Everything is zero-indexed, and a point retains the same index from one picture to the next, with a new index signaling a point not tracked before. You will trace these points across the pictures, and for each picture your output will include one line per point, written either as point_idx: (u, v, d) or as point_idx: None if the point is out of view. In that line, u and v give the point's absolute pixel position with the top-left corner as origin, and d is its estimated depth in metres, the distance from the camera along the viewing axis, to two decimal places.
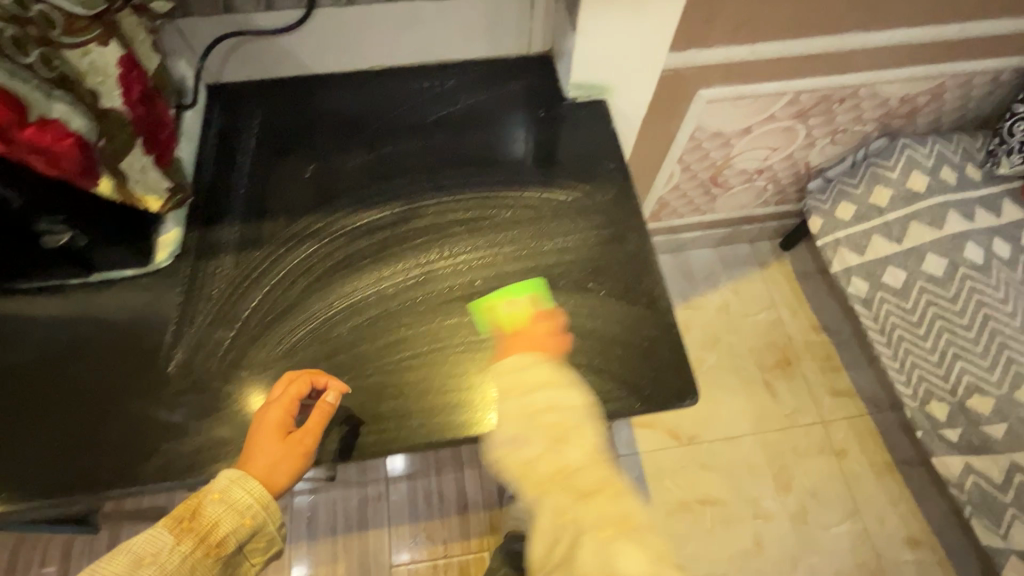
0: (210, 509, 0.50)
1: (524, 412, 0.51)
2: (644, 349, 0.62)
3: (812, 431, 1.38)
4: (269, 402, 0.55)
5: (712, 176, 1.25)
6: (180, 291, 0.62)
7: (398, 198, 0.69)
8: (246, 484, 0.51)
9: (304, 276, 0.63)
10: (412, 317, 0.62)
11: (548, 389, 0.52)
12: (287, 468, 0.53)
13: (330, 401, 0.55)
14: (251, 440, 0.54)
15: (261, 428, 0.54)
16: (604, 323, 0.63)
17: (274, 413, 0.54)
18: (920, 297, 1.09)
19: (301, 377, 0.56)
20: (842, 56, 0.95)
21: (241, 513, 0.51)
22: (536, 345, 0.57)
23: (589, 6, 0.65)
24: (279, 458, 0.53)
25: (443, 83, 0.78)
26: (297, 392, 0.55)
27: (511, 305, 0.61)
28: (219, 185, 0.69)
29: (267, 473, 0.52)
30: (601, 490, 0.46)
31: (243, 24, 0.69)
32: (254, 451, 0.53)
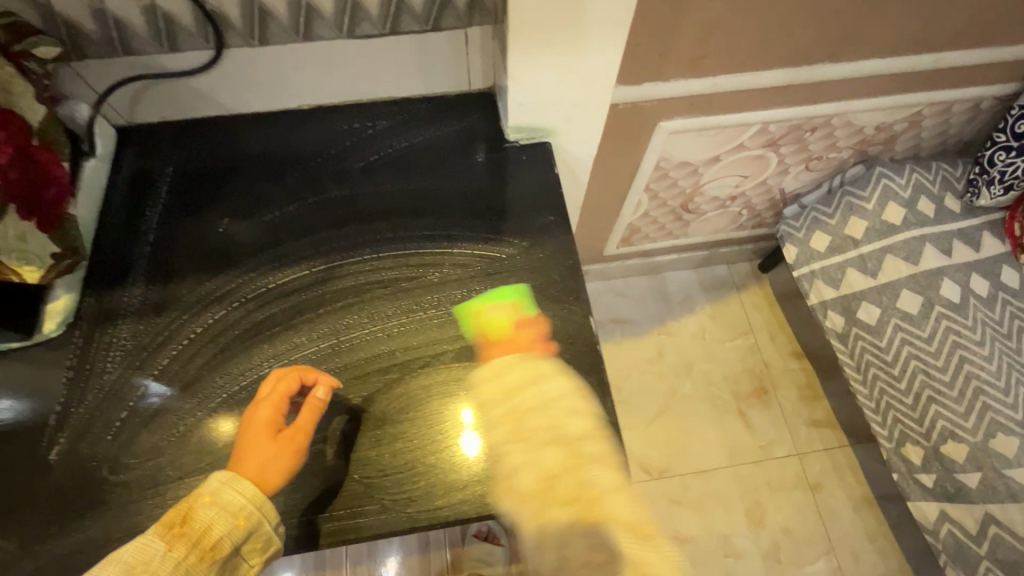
0: (201, 513, 0.46)
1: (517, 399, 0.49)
2: None
3: (787, 463, 1.34)
4: (259, 400, 0.54)
5: (682, 204, 1.20)
6: (70, 363, 0.57)
7: (317, 256, 0.64)
8: (238, 485, 0.48)
9: (207, 347, 0.58)
10: None
11: (538, 375, 0.51)
12: (281, 465, 0.51)
13: (319, 396, 0.54)
14: (239, 443, 0.51)
15: (252, 427, 0.52)
16: None
17: (265, 411, 0.53)
18: (895, 336, 1.04)
19: (290, 373, 0.54)
20: (810, 87, 0.89)
21: (236, 513, 0.47)
22: (524, 345, 0.56)
23: (519, 51, 0.59)
24: (272, 455, 0.51)
25: (376, 124, 0.73)
26: (287, 389, 0.54)
27: (496, 311, 0.60)
28: (124, 242, 0.64)
29: (261, 473, 0.50)
30: (581, 495, 0.43)
31: (146, 64, 0.63)
32: (246, 451, 0.51)
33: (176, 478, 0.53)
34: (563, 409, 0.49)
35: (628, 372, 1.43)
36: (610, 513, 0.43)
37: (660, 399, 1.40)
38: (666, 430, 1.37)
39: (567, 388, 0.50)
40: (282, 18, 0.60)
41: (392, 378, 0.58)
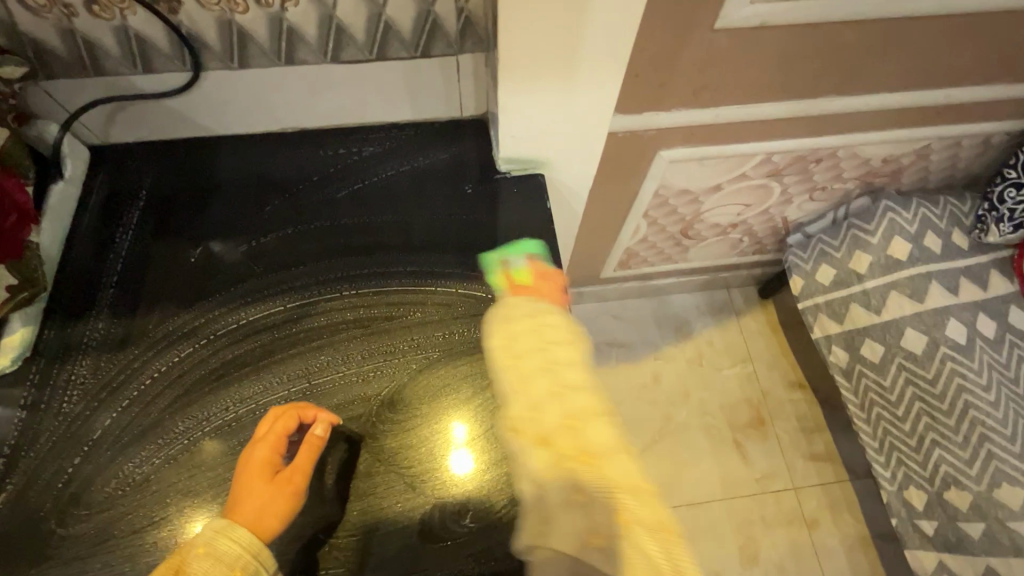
0: (194, 565, 0.43)
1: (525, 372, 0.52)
2: None
3: (782, 498, 1.31)
4: (257, 440, 0.52)
5: (682, 230, 1.16)
6: (25, 402, 0.54)
7: (291, 291, 0.60)
8: (234, 533, 0.45)
9: (171, 389, 0.55)
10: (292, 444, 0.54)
11: (552, 350, 0.53)
12: (279, 510, 0.49)
13: (319, 433, 0.52)
14: (236, 487, 0.49)
15: (249, 469, 0.50)
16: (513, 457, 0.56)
17: (261, 451, 0.51)
18: (899, 375, 1.01)
19: (288, 412, 0.52)
20: (816, 120, 0.87)
21: (231, 564, 0.44)
22: (546, 296, 0.59)
23: (510, 84, 0.57)
24: (270, 499, 0.49)
25: (361, 150, 0.70)
26: (285, 428, 0.52)
27: (519, 262, 0.63)
28: (90, 270, 0.61)
29: (259, 519, 0.48)
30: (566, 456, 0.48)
31: (120, 85, 0.60)
32: (243, 496, 0.49)
33: (129, 533, 0.50)
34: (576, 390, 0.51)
35: (623, 398, 1.39)
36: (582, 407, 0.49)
37: (654, 427, 1.36)
38: (659, 459, 1.33)
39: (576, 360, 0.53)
40: (263, 41, 0.57)
41: (366, 424, 0.56)
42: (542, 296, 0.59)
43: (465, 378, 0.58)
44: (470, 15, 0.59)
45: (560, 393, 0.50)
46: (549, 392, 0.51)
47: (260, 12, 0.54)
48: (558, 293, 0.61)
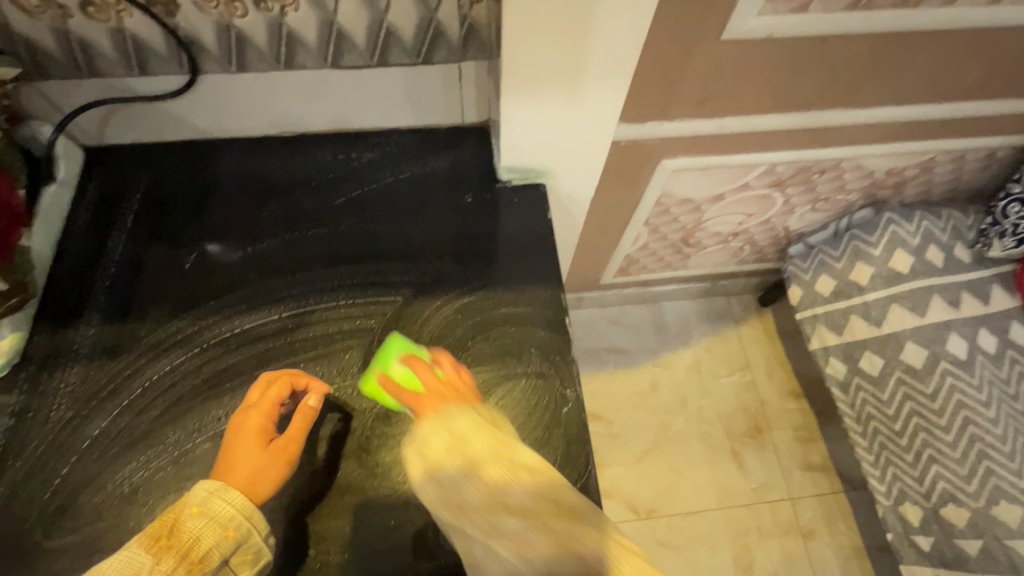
0: (188, 524, 0.44)
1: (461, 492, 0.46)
2: None
3: (778, 508, 1.30)
4: (249, 407, 0.52)
5: (683, 238, 1.16)
6: (13, 409, 0.53)
7: (288, 300, 0.60)
8: (227, 495, 0.46)
9: (162, 398, 0.54)
10: None
11: (473, 451, 0.47)
12: (272, 474, 0.50)
13: (311, 404, 0.53)
14: (227, 451, 0.50)
15: (241, 435, 0.51)
16: None
17: (254, 418, 0.51)
18: (897, 390, 1.01)
19: (280, 379, 0.53)
20: (821, 132, 0.86)
21: (224, 524, 0.45)
22: (448, 397, 0.52)
23: (512, 94, 0.56)
24: (263, 463, 0.50)
25: (361, 155, 0.69)
26: (278, 396, 0.53)
27: (396, 367, 0.55)
28: (83, 275, 0.60)
29: (251, 483, 0.49)
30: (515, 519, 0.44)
31: (116, 86, 0.59)
32: (234, 461, 0.49)
33: (117, 545, 0.49)
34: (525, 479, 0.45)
35: (620, 404, 1.38)
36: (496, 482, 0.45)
37: (651, 434, 1.36)
38: (656, 467, 1.33)
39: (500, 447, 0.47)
40: (262, 46, 0.56)
41: (361, 438, 0.55)
42: (448, 401, 0.52)
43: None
44: (473, 22, 0.57)
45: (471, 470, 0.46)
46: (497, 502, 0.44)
47: (259, 16, 0.53)
48: (465, 391, 0.54)
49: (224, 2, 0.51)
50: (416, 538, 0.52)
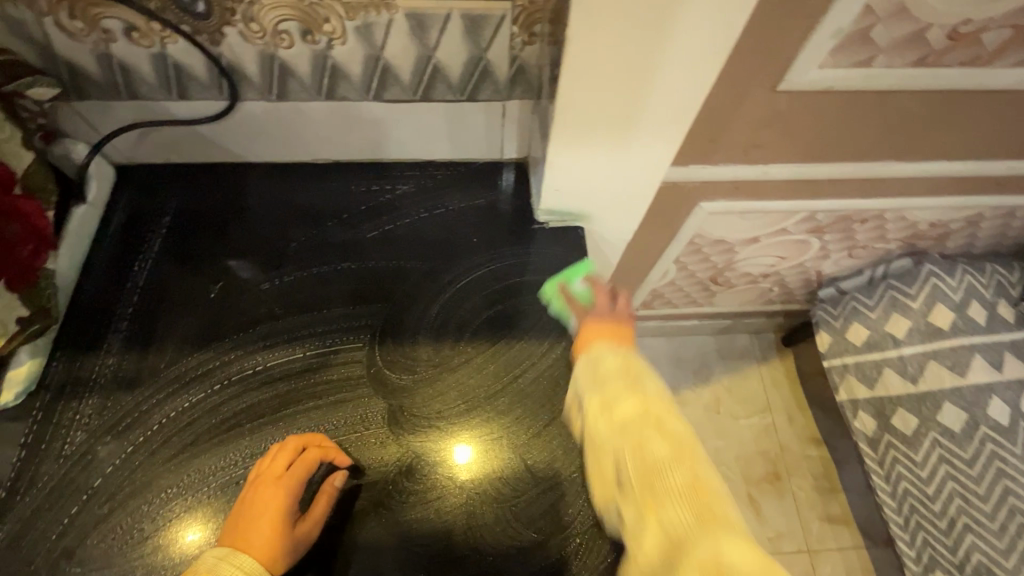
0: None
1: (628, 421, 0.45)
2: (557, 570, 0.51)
3: (796, 561, 1.25)
4: (276, 480, 0.50)
5: (712, 277, 1.12)
6: (24, 440, 0.51)
7: (314, 338, 0.58)
8: (238, 560, 0.46)
9: (180, 435, 0.52)
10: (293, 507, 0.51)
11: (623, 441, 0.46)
12: (289, 555, 0.49)
13: (335, 485, 0.52)
14: (247, 523, 0.48)
15: (266, 512, 0.48)
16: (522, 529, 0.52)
17: (271, 489, 0.50)
18: (932, 452, 0.97)
19: (310, 453, 0.51)
20: (869, 183, 0.83)
21: None
22: (612, 329, 0.55)
23: (561, 139, 0.53)
24: (284, 545, 0.48)
25: (395, 187, 0.67)
26: (305, 472, 0.51)
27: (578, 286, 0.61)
28: (105, 300, 0.58)
29: (269, 561, 0.47)
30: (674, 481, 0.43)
31: (154, 110, 0.57)
32: (253, 537, 0.47)
33: None
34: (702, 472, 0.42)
35: None
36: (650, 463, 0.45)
37: None
38: None
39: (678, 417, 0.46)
40: (304, 77, 0.55)
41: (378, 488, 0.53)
42: (613, 328, 0.56)
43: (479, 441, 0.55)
44: (523, 63, 0.55)
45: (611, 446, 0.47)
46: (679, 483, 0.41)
47: (306, 49, 0.51)
48: (623, 319, 0.57)
49: (271, 33, 0.50)
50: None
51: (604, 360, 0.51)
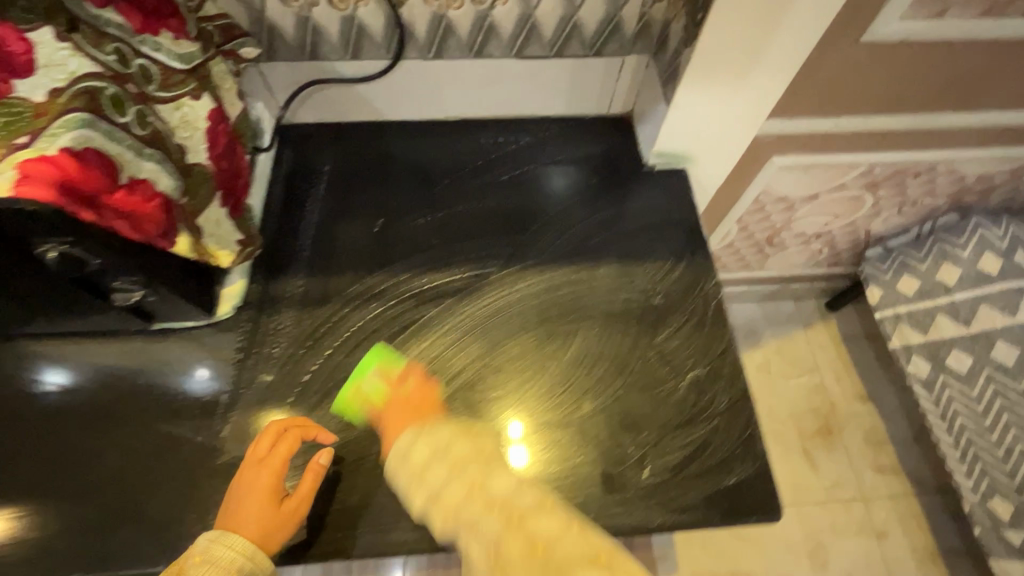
0: (192, 571, 0.46)
1: (464, 511, 0.40)
2: (703, 440, 0.56)
3: (851, 507, 1.31)
4: (258, 462, 0.52)
5: (768, 237, 1.21)
6: (239, 345, 0.60)
7: (468, 262, 0.66)
8: (229, 541, 0.48)
9: (367, 340, 0.60)
10: (466, 398, 0.58)
11: (510, 525, 0.38)
12: (282, 533, 0.50)
13: (321, 462, 0.53)
14: (234, 508, 0.50)
15: (250, 496, 0.50)
16: (664, 410, 0.58)
17: (258, 475, 0.51)
18: (987, 387, 1.05)
19: (289, 435, 0.53)
20: (925, 134, 0.91)
21: (227, 567, 0.47)
22: (415, 414, 0.51)
23: (689, 83, 0.62)
24: (272, 525, 0.50)
25: (518, 139, 0.76)
26: (287, 453, 0.52)
27: (371, 377, 0.57)
28: (286, 236, 0.67)
29: (262, 539, 0.49)
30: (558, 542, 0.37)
31: (325, 71, 0.67)
32: (242, 518, 0.49)
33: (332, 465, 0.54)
34: (527, 504, 0.39)
35: None
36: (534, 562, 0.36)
37: None
38: None
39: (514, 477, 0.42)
40: (463, 35, 0.64)
41: (533, 387, 0.59)
42: (409, 410, 0.52)
43: (585, 367, 0.60)
44: (649, 20, 0.65)
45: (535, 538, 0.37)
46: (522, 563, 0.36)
47: (472, 9, 0.61)
48: (423, 407, 0.52)
49: None
50: (586, 497, 0.53)
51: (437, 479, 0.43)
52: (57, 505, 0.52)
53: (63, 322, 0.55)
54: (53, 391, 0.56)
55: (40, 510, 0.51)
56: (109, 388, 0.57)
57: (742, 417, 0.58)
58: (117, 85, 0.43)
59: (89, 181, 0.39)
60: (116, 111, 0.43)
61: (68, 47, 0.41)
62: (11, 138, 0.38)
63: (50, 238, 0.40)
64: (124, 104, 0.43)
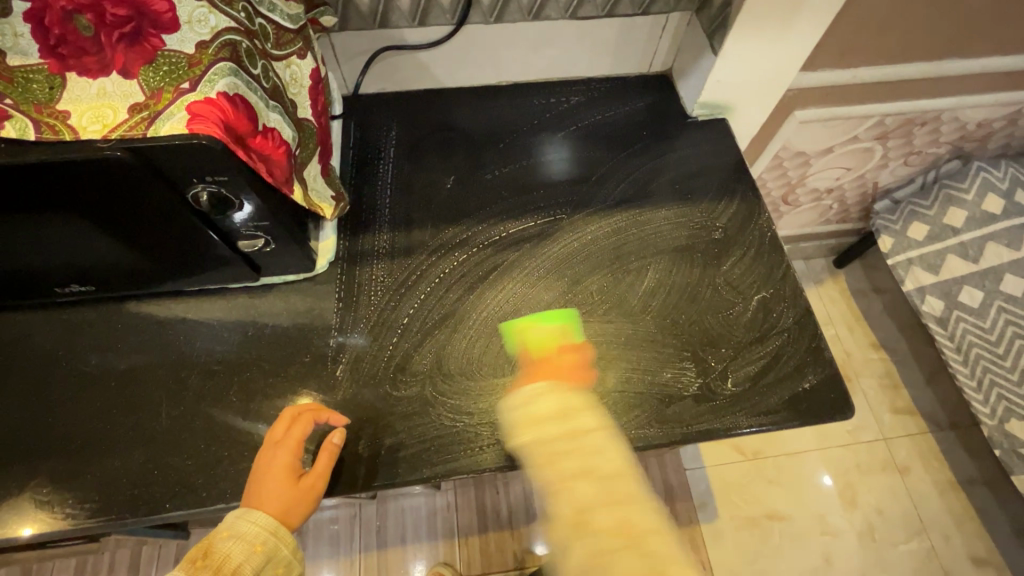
0: (220, 545, 0.45)
1: (563, 461, 0.46)
2: (776, 353, 0.62)
3: (874, 447, 1.38)
4: (275, 443, 0.52)
5: (784, 195, 1.26)
6: (338, 296, 0.63)
7: (539, 211, 0.71)
8: (254, 515, 0.47)
9: (458, 284, 0.64)
10: (554, 331, 0.62)
11: (577, 435, 0.48)
12: (304, 507, 0.50)
13: (336, 440, 0.53)
14: (257, 486, 0.49)
15: (270, 474, 0.50)
16: (736, 328, 0.63)
17: (276, 454, 0.51)
18: (998, 317, 1.13)
19: (304, 416, 0.53)
20: (934, 82, 0.97)
21: (253, 540, 0.46)
22: (557, 373, 0.57)
23: (737, 32, 0.67)
24: (294, 499, 0.49)
25: (568, 99, 0.81)
26: (303, 432, 0.52)
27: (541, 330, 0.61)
28: (364, 196, 0.71)
29: (285, 514, 0.49)
30: (619, 475, 0.45)
31: (393, 38, 0.71)
32: (265, 493, 0.49)
33: (439, 395, 0.58)
34: (597, 440, 0.48)
35: None
36: (591, 481, 0.45)
37: None
38: None
39: (613, 449, 0.47)
40: None
41: (616, 316, 0.64)
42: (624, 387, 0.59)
43: (660, 298, 0.65)
44: None
45: (584, 454, 0.47)
46: (591, 489, 0.45)
47: None
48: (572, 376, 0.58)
49: None
50: (678, 404, 0.59)
51: (539, 399, 0.52)
52: (183, 445, 0.55)
53: (186, 282, 0.60)
54: (171, 344, 0.60)
55: (172, 452, 0.55)
56: (221, 339, 0.61)
57: (807, 332, 0.64)
58: (249, 41, 0.47)
59: (241, 122, 0.44)
60: (251, 64, 0.47)
61: (205, 4, 0.44)
62: (175, 84, 0.42)
63: (209, 178, 0.44)
64: (254, 57, 0.47)
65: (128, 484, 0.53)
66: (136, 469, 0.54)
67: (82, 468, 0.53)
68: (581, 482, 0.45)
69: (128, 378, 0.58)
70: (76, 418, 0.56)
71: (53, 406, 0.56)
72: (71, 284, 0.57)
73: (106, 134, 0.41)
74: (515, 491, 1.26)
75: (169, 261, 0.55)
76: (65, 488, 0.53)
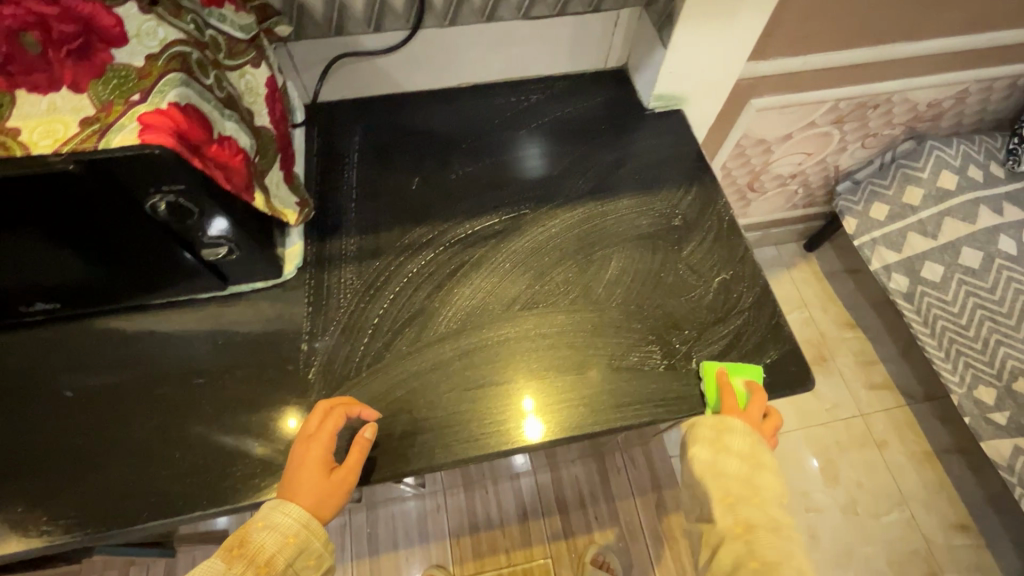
0: (256, 535, 0.48)
1: (738, 495, 0.56)
2: (738, 332, 0.64)
3: (852, 423, 1.41)
4: (310, 437, 0.53)
5: (749, 183, 1.29)
6: (308, 300, 0.64)
7: (503, 207, 0.72)
8: (286, 507, 0.49)
9: (428, 281, 0.66)
10: (524, 321, 0.64)
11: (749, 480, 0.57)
12: (334, 501, 0.51)
13: (366, 436, 0.53)
14: (292, 478, 0.51)
15: (303, 467, 0.51)
16: (698, 308, 0.66)
17: (311, 448, 0.52)
18: (959, 290, 1.17)
19: (336, 411, 0.53)
20: (883, 66, 1.01)
21: (285, 532, 0.48)
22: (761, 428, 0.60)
23: (682, 24, 0.69)
24: (326, 494, 0.50)
25: (528, 98, 0.82)
26: (336, 427, 0.53)
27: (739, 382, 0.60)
28: (330, 202, 0.71)
29: (317, 508, 0.50)
30: (762, 517, 0.55)
31: (350, 44, 0.72)
32: (296, 487, 0.50)
33: (415, 391, 0.59)
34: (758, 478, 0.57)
35: None
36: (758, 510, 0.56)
37: None
38: None
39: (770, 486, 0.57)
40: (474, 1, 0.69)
41: (582, 304, 0.65)
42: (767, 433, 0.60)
43: (625, 284, 0.67)
44: None
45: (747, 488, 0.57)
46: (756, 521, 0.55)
47: None
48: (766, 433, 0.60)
49: None
50: (645, 386, 0.60)
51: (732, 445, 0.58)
52: (157, 456, 0.55)
53: (153, 295, 0.60)
54: (141, 357, 0.60)
55: (146, 463, 0.55)
56: (192, 350, 0.61)
57: (766, 309, 0.66)
58: (199, 51, 0.48)
59: (194, 131, 0.44)
60: (202, 73, 0.47)
61: (153, 17, 0.45)
62: (124, 97, 0.43)
63: (166, 187, 0.45)
64: (206, 67, 0.48)
65: (102, 497, 0.53)
66: (108, 484, 0.54)
67: (53, 485, 0.53)
68: (752, 513, 0.56)
69: (98, 393, 0.58)
70: (45, 436, 0.56)
71: (21, 426, 0.56)
72: (36, 303, 0.57)
73: (57, 148, 0.41)
74: (504, 489, 1.26)
75: (133, 274, 0.55)
76: (37, 507, 0.52)
